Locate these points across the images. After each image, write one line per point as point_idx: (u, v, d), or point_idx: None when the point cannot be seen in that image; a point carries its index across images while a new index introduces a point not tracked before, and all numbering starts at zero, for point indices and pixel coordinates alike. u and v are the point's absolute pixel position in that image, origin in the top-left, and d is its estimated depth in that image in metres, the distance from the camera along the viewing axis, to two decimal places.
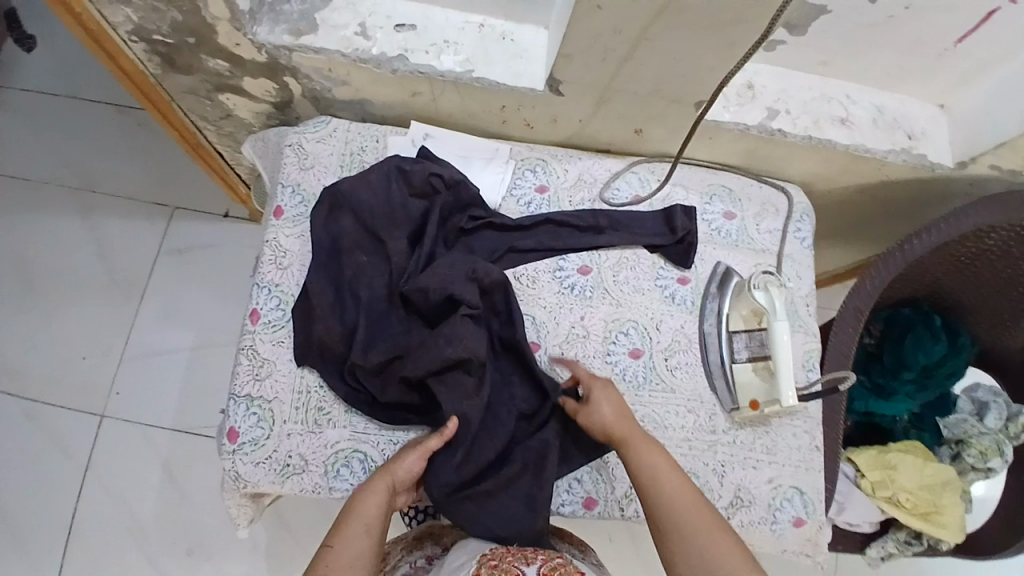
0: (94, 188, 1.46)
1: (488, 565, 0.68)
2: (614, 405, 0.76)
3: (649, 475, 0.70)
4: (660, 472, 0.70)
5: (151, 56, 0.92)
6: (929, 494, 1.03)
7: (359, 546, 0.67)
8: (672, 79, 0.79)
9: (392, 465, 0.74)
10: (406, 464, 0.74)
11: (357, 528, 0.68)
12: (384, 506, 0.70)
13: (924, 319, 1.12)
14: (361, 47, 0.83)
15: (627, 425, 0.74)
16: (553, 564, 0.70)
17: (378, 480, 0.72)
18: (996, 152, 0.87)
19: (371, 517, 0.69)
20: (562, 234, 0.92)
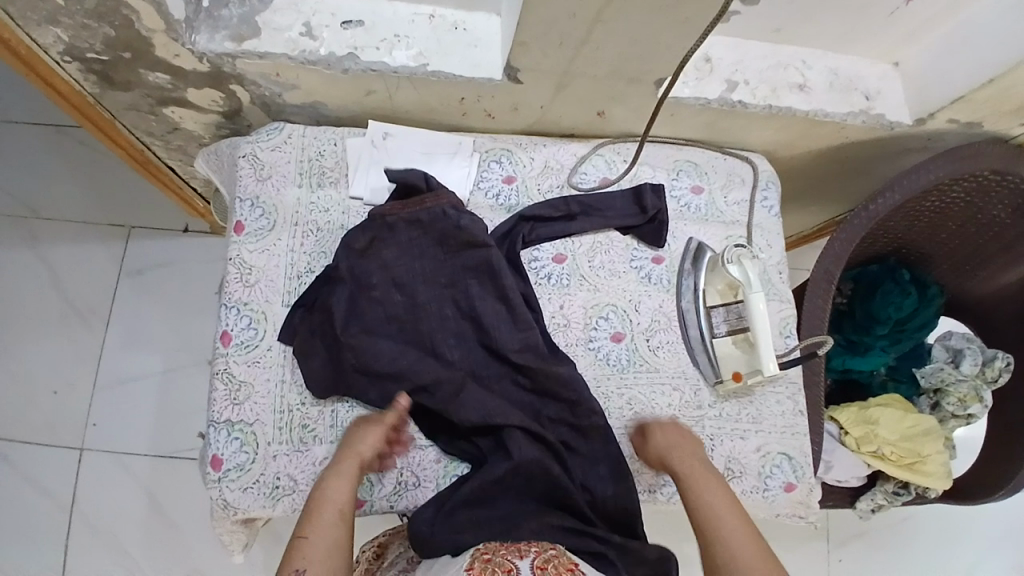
0: (43, 216, 1.39)
1: (480, 559, 0.67)
2: (681, 445, 0.80)
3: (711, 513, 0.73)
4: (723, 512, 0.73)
5: (87, 75, 0.87)
6: (912, 445, 1.06)
7: (333, 531, 0.68)
8: (630, 59, 0.78)
9: (350, 444, 0.76)
10: (367, 440, 0.76)
11: (331, 514, 0.69)
12: (352, 487, 0.73)
13: (891, 274, 1.13)
14: (308, 49, 0.80)
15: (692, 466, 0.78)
16: (547, 555, 0.69)
17: (338, 464, 0.74)
18: (951, 106, 0.88)
19: (341, 501, 0.71)
20: (537, 226, 0.91)
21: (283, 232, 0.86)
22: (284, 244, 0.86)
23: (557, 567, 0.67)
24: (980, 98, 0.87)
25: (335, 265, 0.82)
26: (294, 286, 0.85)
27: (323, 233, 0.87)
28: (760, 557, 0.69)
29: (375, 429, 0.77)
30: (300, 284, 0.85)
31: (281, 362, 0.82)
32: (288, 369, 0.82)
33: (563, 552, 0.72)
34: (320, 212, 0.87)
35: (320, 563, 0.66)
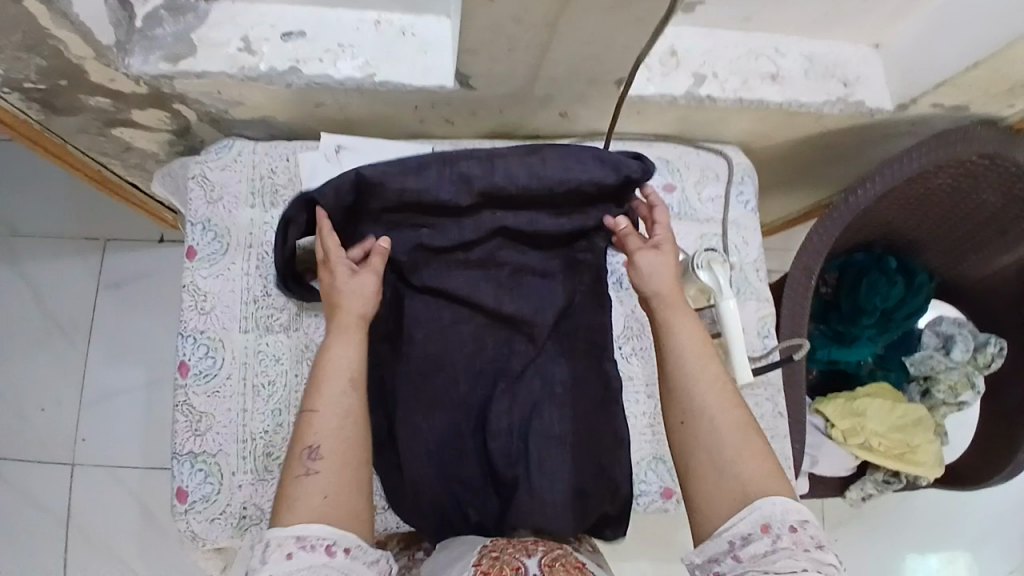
0: (17, 234, 1.38)
1: (489, 555, 0.65)
2: (668, 271, 0.76)
3: (681, 345, 0.71)
4: (694, 342, 0.71)
5: (28, 104, 0.84)
6: (901, 435, 1.04)
7: (343, 400, 0.67)
8: (586, 60, 0.74)
9: (339, 302, 0.73)
10: (354, 291, 0.73)
11: (339, 383, 0.68)
12: (356, 352, 0.70)
13: (877, 262, 1.10)
14: (248, 65, 0.76)
15: (674, 293, 0.74)
16: (555, 554, 0.65)
17: (340, 329, 0.71)
18: (935, 91, 0.84)
19: (348, 368, 0.69)
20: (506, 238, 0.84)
21: (237, 255, 0.84)
22: (239, 268, 0.84)
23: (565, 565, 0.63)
24: (967, 81, 0.82)
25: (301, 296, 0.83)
26: (252, 311, 0.83)
27: None
28: (726, 396, 0.68)
29: (361, 277, 0.74)
30: (257, 309, 0.83)
31: (242, 391, 0.81)
32: (249, 397, 0.81)
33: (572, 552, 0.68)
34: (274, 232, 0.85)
35: (331, 434, 0.65)
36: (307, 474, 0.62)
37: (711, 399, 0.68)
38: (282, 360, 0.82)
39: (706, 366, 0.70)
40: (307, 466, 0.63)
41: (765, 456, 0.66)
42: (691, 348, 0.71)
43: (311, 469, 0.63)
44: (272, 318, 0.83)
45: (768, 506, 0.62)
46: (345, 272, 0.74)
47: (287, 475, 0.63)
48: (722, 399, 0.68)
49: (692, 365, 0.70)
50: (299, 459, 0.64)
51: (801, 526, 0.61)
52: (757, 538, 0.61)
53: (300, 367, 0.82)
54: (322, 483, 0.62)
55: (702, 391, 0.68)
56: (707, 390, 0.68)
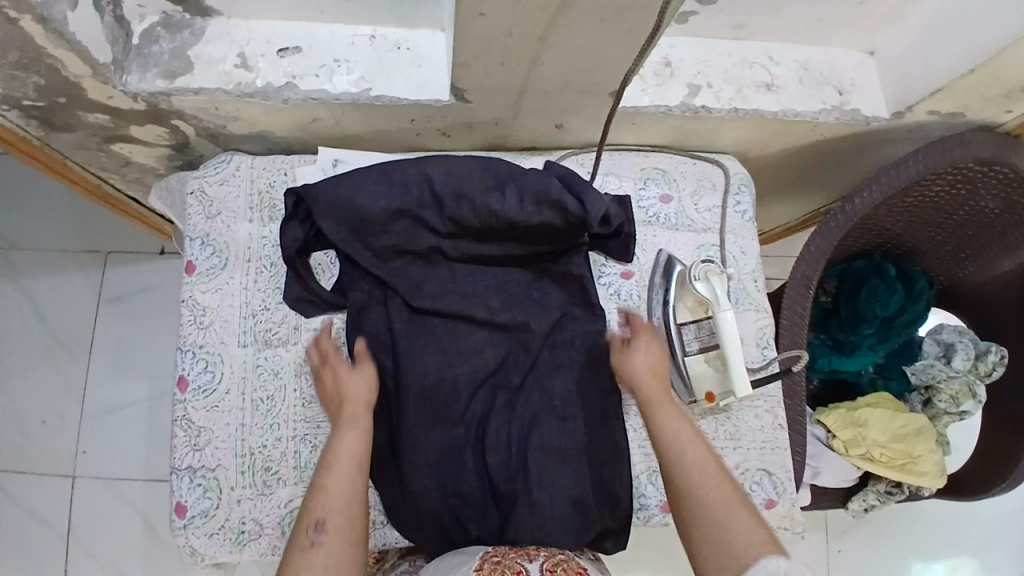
0: (18, 248, 1.38)
1: (490, 559, 0.65)
2: (651, 365, 0.80)
3: (670, 433, 0.73)
4: (682, 429, 0.73)
5: (27, 121, 0.85)
6: (903, 446, 1.03)
7: (349, 478, 0.69)
8: (580, 72, 0.74)
9: (344, 394, 0.76)
10: (357, 383, 0.76)
11: (346, 462, 0.70)
12: (363, 436, 0.72)
13: (877, 270, 1.09)
14: (244, 81, 0.77)
15: (658, 385, 0.78)
16: (556, 559, 0.66)
17: (345, 418, 0.74)
18: (931, 98, 0.83)
19: (355, 451, 0.71)
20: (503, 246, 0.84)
21: (235, 270, 0.84)
22: (237, 282, 0.84)
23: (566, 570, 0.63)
24: (962, 88, 0.82)
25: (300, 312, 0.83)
26: (250, 326, 0.83)
27: (276, 268, 0.84)
28: (718, 474, 0.69)
29: (362, 371, 0.77)
30: (255, 323, 0.83)
31: (241, 406, 0.81)
32: (248, 412, 0.81)
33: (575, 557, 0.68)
34: (272, 246, 0.85)
35: (338, 509, 0.66)
36: (313, 544, 0.63)
37: (705, 477, 0.69)
38: (281, 374, 0.82)
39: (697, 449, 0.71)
40: (312, 538, 0.64)
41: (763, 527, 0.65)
42: (680, 433, 0.73)
43: (317, 539, 0.64)
44: (271, 333, 0.83)
45: (771, 565, 0.60)
46: (343, 368, 0.78)
47: (294, 545, 0.64)
48: (714, 476, 0.69)
49: (682, 447, 0.71)
50: (305, 532, 0.65)
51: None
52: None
53: (298, 382, 0.82)
54: (326, 553, 0.63)
55: (696, 471, 0.69)
56: (701, 469, 0.69)
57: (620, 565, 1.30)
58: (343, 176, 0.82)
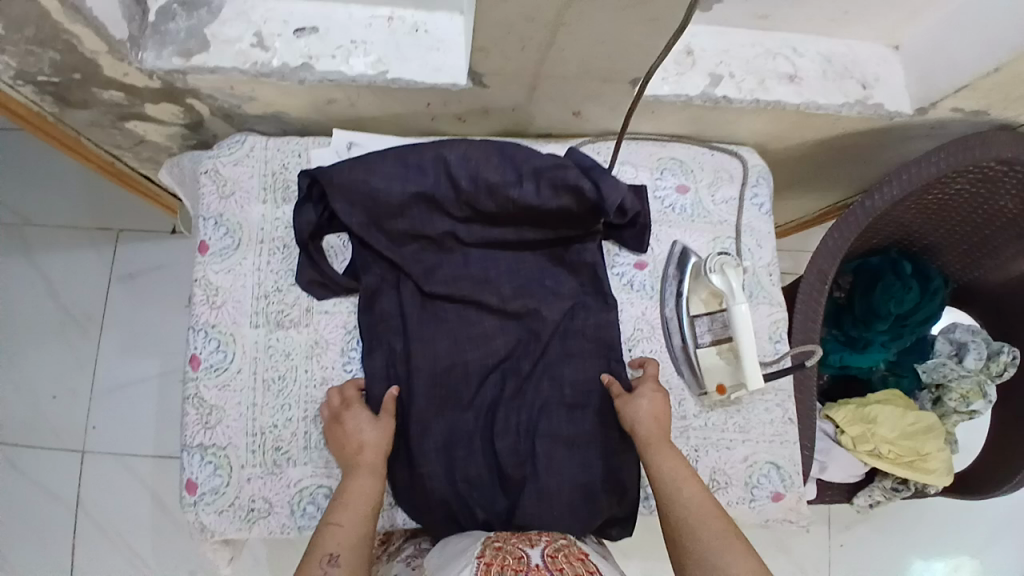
0: (30, 224, 1.39)
1: (492, 546, 0.64)
2: (657, 410, 0.77)
3: (668, 480, 0.71)
4: (681, 474, 0.72)
5: (42, 96, 0.84)
6: (912, 443, 1.03)
7: (363, 522, 0.69)
8: (601, 58, 0.72)
9: (360, 442, 0.74)
10: (375, 433, 0.75)
11: (361, 503, 0.70)
12: (377, 484, 0.72)
13: (893, 265, 1.07)
14: (260, 61, 0.76)
15: (660, 431, 0.76)
16: (557, 544, 0.65)
17: (360, 465, 0.73)
18: (956, 95, 0.82)
19: (371, 493, 0.71)
20: (516, 233, 0.84)
21: (248, 251, 0.84)
22: (250, 263, 0.84)
23: (567, 557, 0.63)
24: (988, 85, 0.80)
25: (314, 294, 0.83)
26: (263, 307, 0.83)
27: (289, 250, 0.84)
28: (717, 517, 0.68)
29: (381, 421, 0.77)
30: (268, 304, 0.83)
31: (252, 386, 0.81)
32: (259, 392, 0.81)
33: (575, 544, 0.68)
34: (285, 228, 0.85)
35: (350, 546, 0.66)
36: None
37: (703, 521, 0.67)
38: (292, 355, 0.82)
39: (695, 491, 0.70)
40: (323, 569, 0.63)
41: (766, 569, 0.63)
42: (678, 478, 0.71)
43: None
44: (283, 314, 0.83)
45: None
46: (365, 415, 0.76)
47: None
48: (712, 519, 0.67)
49: (680, 492, 0.70)
50: (316, 563, 0.64)
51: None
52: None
53: (310, 364, 0.82)
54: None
55: (694, 515, 0.68)
56: (699, 514, 0.68)
57: (623, 552, 1.31)
58: (357, 161, 0.81)
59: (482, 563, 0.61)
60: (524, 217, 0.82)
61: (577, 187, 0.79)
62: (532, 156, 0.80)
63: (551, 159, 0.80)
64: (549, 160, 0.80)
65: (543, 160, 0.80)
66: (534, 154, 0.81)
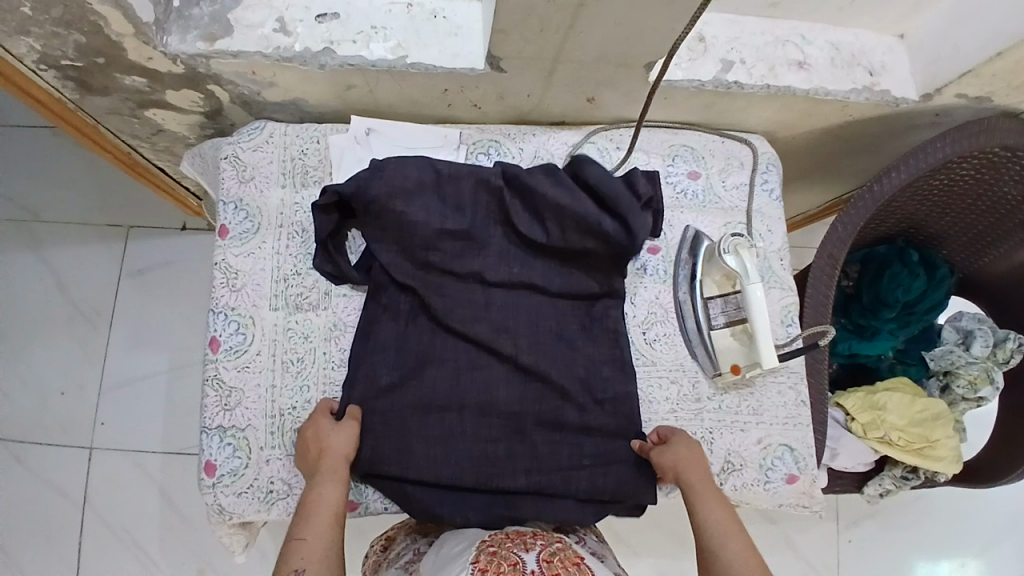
0: (41, 219, 1.39)
1: (486, 551, 0.65)
2: (693, 460, 0.78)
3: (712, 535, 0.73)
4: (726, 530, 0.73)
5: (64, 82, 0.86)
6: (921, 430, 1.03)
7: (328, 533, 0.69)
8: (617, 43, 0.74)
9: (325, 448, 0.75)
10: (337, 438, 0.75)
11: (324, 517, 0.70)
12: (342, 489, 0.73)
13: (899, 254, 1.10)
14: (282, 45, 0.77)
15: (704, 482, 0.77)
16: (553, 548, 0.66)
17: (322, 474, 0.73)
18: (960, 81, 0.84)
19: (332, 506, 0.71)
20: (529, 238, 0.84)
21: (267, 234, 0.85)
22: (269, 246, 0.84)
23: (563, 561, 0.63)
24: (992, 71, 0.82)
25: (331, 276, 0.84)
26: (282, 289, 0.83)
27: (308, 234, 0.85)
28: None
29: (346, 425, 0.77)
30: (287, 287, 0.84)
31: (271, 367, 0.81)
32: (278, 373, 0.81)
33: (572, 545, 0.68)
34: (303, 212, 0.86)
35: (317, 561, 0.66)
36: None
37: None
38: (311, 338, 0.83)
39: (739, 548, 0.71)
40: None
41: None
42: (723, 535, 0.72)
43: None
44: (302, 297, 0.84)
45: None
46: (327, 425, 0.77)
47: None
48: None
49: (725, 548, 0.71)
50: None
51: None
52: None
53: (328, 346, 0.83)
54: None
55: (740, 573, 0.69)
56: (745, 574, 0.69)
57: (632, 549, 1.31)
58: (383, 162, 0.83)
59: (477, 569, 0.62)
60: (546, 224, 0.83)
61: (596, 222, 0.82)
62: (547, 193, 0.82)
63: (568, 196, 0.82)
64: (566, 194, 0.82)
65: (562, 197, 0.82)
66: (550, 186, 0.83)
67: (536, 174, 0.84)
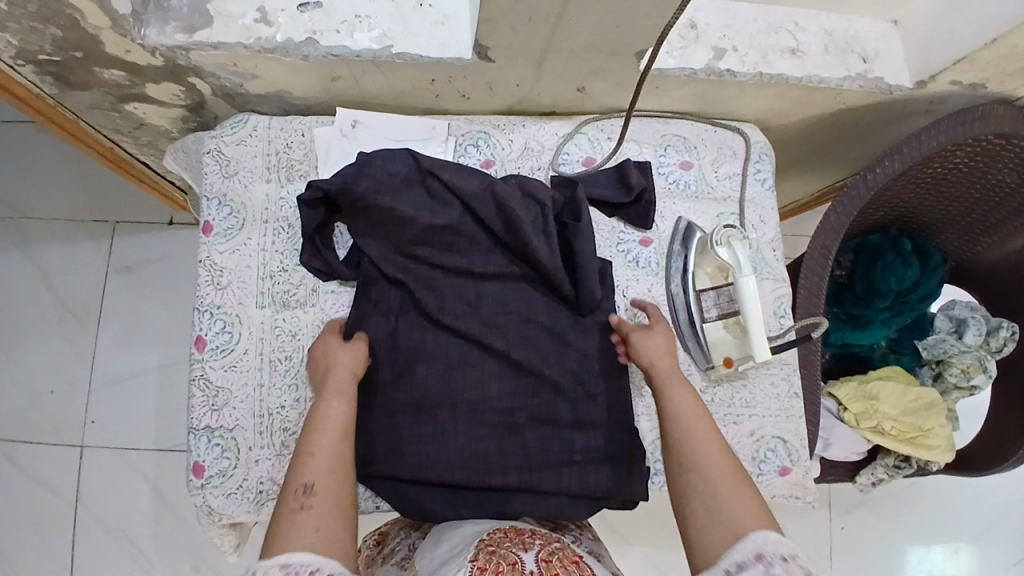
0: (26, 217, 1.37)
1: (485, 549, 0.64)
2: (666, 356, 0.79)
3: (677, 416, 0.73)
4: (692, 415, 0.73)
5: (42, 77, 0.84)
6: (914, 419, 1.04)
7: (336, 447, 0.68)
8: (607, 31, 0.72)
9: (332, 372, 0.75)
10: (344, 360, 0.76)
11: (331, 431, 0.69)
12: (349, 408, 0.72)
13: (893, 243, 1.09)
14: (264, 36, 0.75)
15: (672, 372, 0.78)
16: (552, 547, 0.65)
17: (328, 395, 0.72)
18: (954, 68, 0.83)
19: (339, 420, 0.70)
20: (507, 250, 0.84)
21: (252, 231, 0.83)
22: (254, 243, 0.83)
23: (562, 560, 0.62)
24: (986, 58, 0.81)
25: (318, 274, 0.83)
26: (269, 287, 0.82)
27: (294, 230, 0.84)
28: (722, 456, 0.69)
29: (353, 350, 0.77)
30: (273, 285, 0.82)
31: (258, 366, 0.80)
32: (266, 372, 0.80)
33: (569, 544, 0.67)
34: (289, 207, 0.84)
35: (325, 472, 0.65)
36: (302, 508, 0.61)
37: (708, 460, 0.68)
38: (299, 335, 0.82)
39: (703, 430, 0.71)
40: (300, 501, 0.62)
41: (757, 501, 0.65)
42: (688, 417, 0.72)
43: (306, 505, 0.62)
44: (290, 294, 0.82)
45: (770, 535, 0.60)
46: (337, 350, 0.77)
47: (281, 513, 0.61)
48: (716, 457, 0.68)
49: (689, 429, 0.71)
50: (292, 496, 0.62)
51: (793, 556, 0.58)
52: (751, 566, 0.58)
53: None
54: (313, 517, 0.60)
55: (699, 450, 0.69)
56: (708, 456, 0.69)
57: (626, 541, 1.31)
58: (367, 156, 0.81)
59: (476, 567, 0.61)
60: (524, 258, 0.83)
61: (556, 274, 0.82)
62: (538, 250, 0.81)
63: (550, 261, 0.81)
64: (550, 252, 0.82)
65: (547, 260, 0.81)
66: (542, 244, 0.82)
67: (530, 213, 0.82)
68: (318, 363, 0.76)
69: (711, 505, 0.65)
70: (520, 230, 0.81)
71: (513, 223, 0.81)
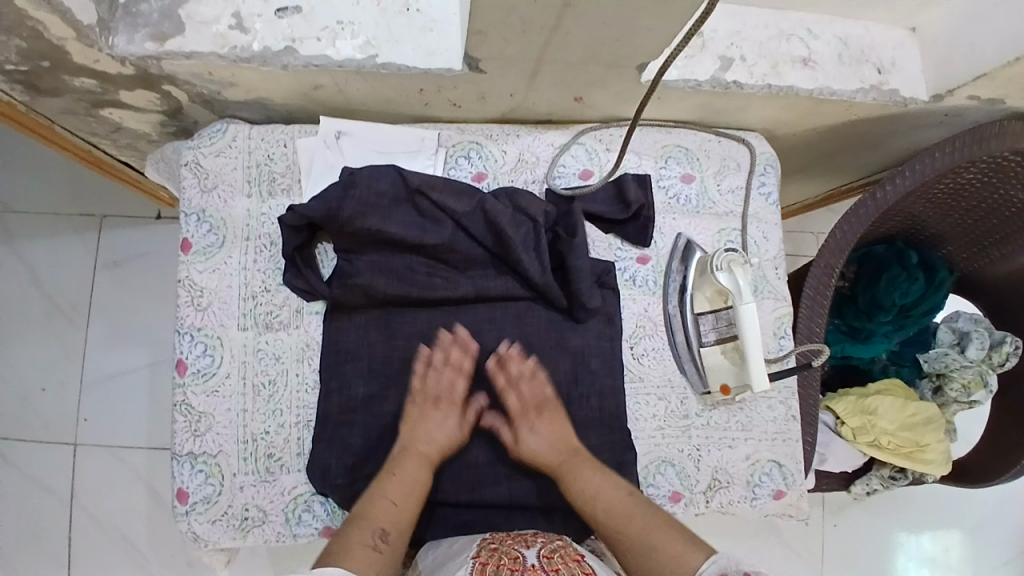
0: (9, 211, 1.33)
1: (488, 547, 0.64)
2: (551, 440, 0.74)
3: (585, 493, 0.71)
4: (594, 483, 0.71)
5: (11, 86, 0.79)
6: (911, 434, 1.02)
7: (412, 502, 0.69)
8: (607, 45, 0.68)
9: (433, 439, 0.73)
10: (451, 433, 0.75)
11: (414, 486, 0.70)
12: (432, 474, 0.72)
13: (898, 256, 1.06)
14: (240, 44, 0.70)
15: (566, 453, 0.74)
16: (553, 545, 0.64)
17: (420, 457, 0.72)
18: (974, 83, 0.78)
19: (421, 478, 0.71)
20: (500, 269, 0.80)
21: (233, 248, 0.80)
22: (235, 262, 0.80)
23: (563, 557, 0.62)
24: (1007, 76, 0.77)
25: (301, 295, 0.80)
26: (250, 308, 0.79)
27: (276, 247, 0.81)
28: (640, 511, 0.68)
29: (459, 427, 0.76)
30: (255, 305, 0.80)
31: (241, 391, 0.78)
32: (249, 397, 0.78)
33: (571, 542, 0.66)
34: (271, 223, 0.81)
35: (400, 525, 0.66)
36: (374, 551, 0.62)
37: (626, 519, 0.67)
38: (282, 358, 0.79)
39: (611, 490, 0.70)
40: (375, 541, 0.63)
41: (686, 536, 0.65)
42: (591, 485, 0.71)
43: (376, 548, 0.63)
44: (272, 315, 0.80)
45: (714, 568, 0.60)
46: (439, 411, 0.75)
47: (354, 543, 0.62)
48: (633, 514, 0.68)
49: (599, 496, 0.70)
50: (368, 532, 0.64)
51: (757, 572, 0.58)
52: None
53: (300, 366, 0.79)
54: (380, 567, 0.62)
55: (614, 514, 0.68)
56: (620, 514, 0.68)
57: None
58: (351, 175, 0.78)
59: (478, 563, 0.62)
60: (513, 274, 0.80)
61: (543, 285, 0.79)
62: (527, 267, 0.78)
63: (541, 278, 0.78)
64: (541, 270, 0.78)
65: (537, 277, 0.78)
66: (533, 260, 0.78)
67: (521, 231, 0.78)
68: (423, 407, 0.75)
69: (646, 563, 0.64)
70: (508, 247, 0.78)
71: (506, 240, 0.78)
